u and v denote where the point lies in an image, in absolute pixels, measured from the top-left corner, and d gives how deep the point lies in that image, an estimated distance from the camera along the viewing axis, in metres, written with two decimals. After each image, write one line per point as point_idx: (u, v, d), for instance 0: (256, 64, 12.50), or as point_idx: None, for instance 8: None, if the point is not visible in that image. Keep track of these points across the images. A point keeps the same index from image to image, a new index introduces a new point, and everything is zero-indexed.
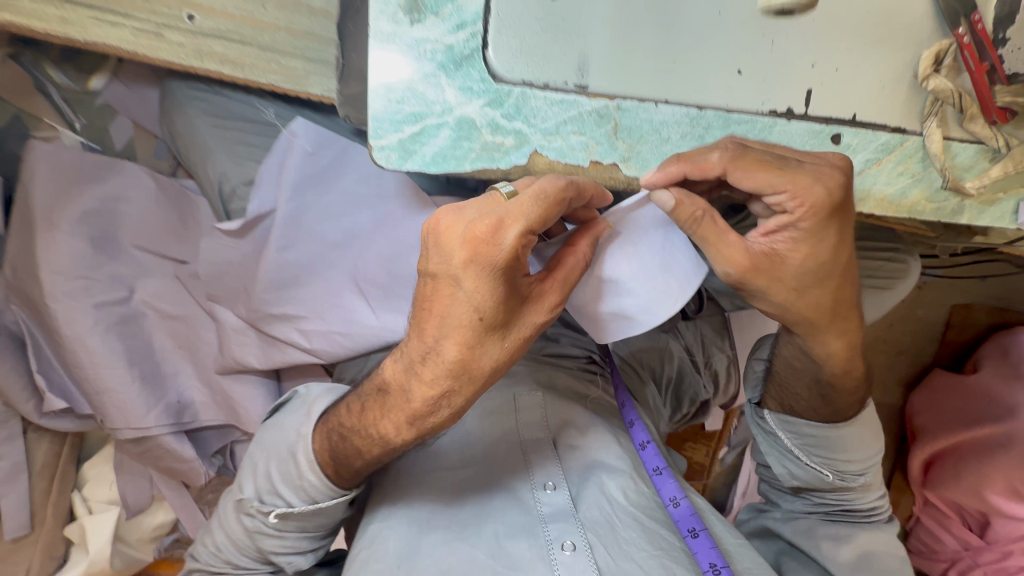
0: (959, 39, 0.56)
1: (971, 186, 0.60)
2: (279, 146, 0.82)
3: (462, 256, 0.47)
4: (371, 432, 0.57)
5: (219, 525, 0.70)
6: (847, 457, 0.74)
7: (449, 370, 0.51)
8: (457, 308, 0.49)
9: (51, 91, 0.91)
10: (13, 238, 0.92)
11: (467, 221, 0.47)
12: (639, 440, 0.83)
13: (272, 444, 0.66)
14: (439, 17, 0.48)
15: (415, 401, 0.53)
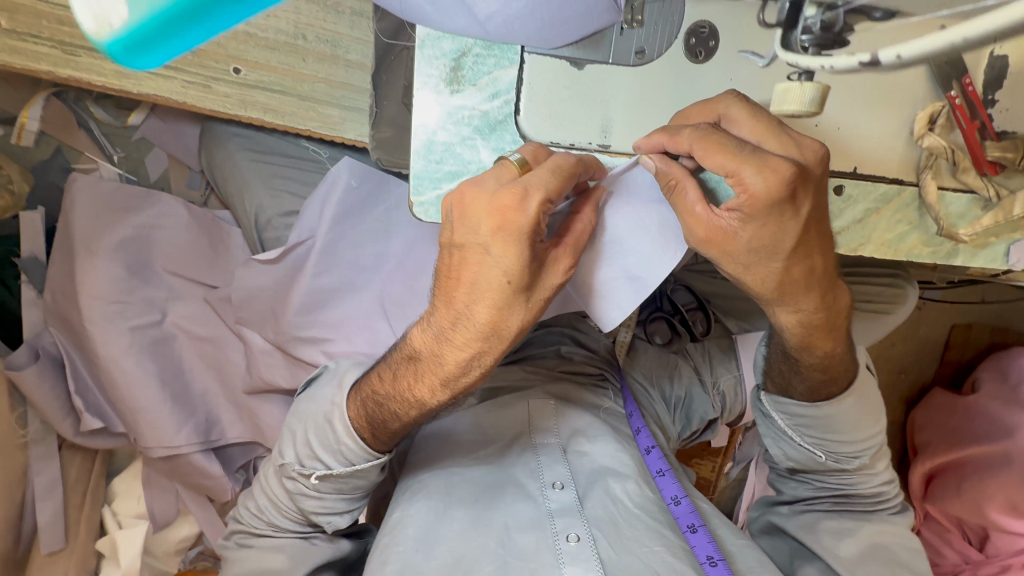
0: (953, 101, 0.60)
1: (964, 233, 0.64)
2: (324, 184, 0.87)
3: (490, 225, 0.49)
4: (404, 394, 0.59)
5: (264, 488, 0.74)
6: (842, 440, 0.73)
7: (480, 333, 0.52)
8: (488, 275, 0.50)
9: (91, 126, 0.96)
10: (54, 264, 0.96)
11: (491, 192, 0.49)
12: (644, 444, 0.87)
13: (307, 414, 0.70)
14: (477, 87, 0.54)
15: (448, 363, 0.55)
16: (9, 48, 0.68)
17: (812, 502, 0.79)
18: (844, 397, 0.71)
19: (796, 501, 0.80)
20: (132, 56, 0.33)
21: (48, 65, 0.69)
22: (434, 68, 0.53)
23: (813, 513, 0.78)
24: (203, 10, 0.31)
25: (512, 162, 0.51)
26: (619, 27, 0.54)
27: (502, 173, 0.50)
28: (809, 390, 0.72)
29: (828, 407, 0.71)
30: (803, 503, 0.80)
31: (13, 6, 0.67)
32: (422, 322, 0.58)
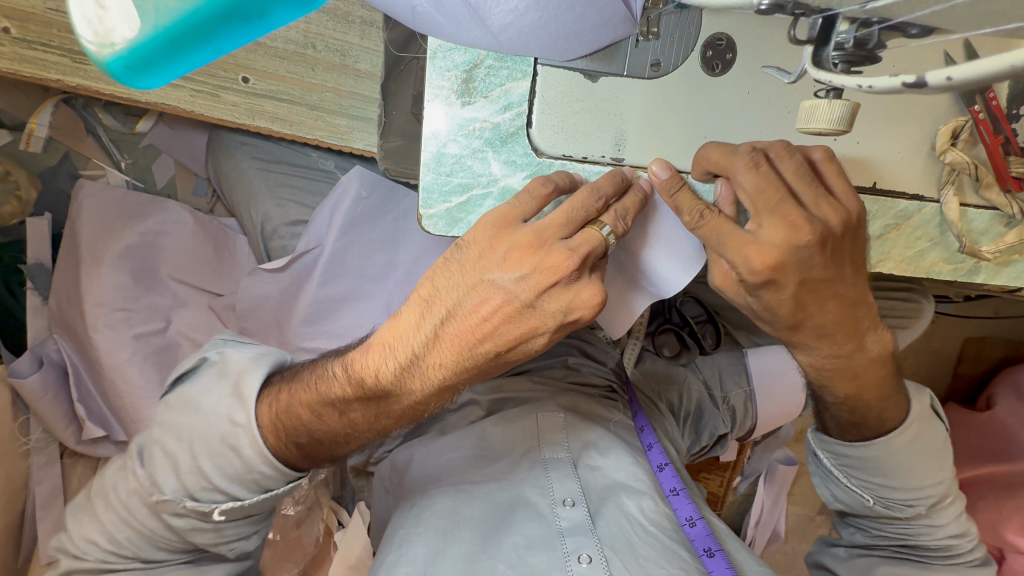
0: (975, 115, 0.58)
1: (987, 250, 0.62)
2: (333, 194, 0.86)
3: (564, 307, 0.51)
4: (356, 430, 0.61)
5: (120, 521, 0.64)
6: (892, 484, 0.71)
7: (471, 377, 0.56)
8: (530, 346, 0.54)
9: (99, 132, 0.96)
10: (61, 272, 0.96)
11: (583, 277, 0.51)
12: (656, 461, 0.85)
13: (195, 432, 0.62)
14: (488, 99, 0.53)
15: (412, 398, 0.57)
16: (19, 57, 0.66)
17: (872, 548, 0.77)
18: (892, 439, 0.69)
19: (856, 545, 0.78)
20: (143, 71, 0.37)
21: (57, 73, 0.66)
22: (445, 80, 0.52)
23: (871, 557, 0.75)
24: (209, 31, 0.36)
25: (604, 237, 0.51)
26: (634, 38, 0.53)
27: (589, 240, 0.50)
28: (856, 426, 0.70)
29: (875, 450, 0.69)
30: (862, 548, 0.78)
31: (24, 14, 0.65)
32: (393, 348, 0.55)
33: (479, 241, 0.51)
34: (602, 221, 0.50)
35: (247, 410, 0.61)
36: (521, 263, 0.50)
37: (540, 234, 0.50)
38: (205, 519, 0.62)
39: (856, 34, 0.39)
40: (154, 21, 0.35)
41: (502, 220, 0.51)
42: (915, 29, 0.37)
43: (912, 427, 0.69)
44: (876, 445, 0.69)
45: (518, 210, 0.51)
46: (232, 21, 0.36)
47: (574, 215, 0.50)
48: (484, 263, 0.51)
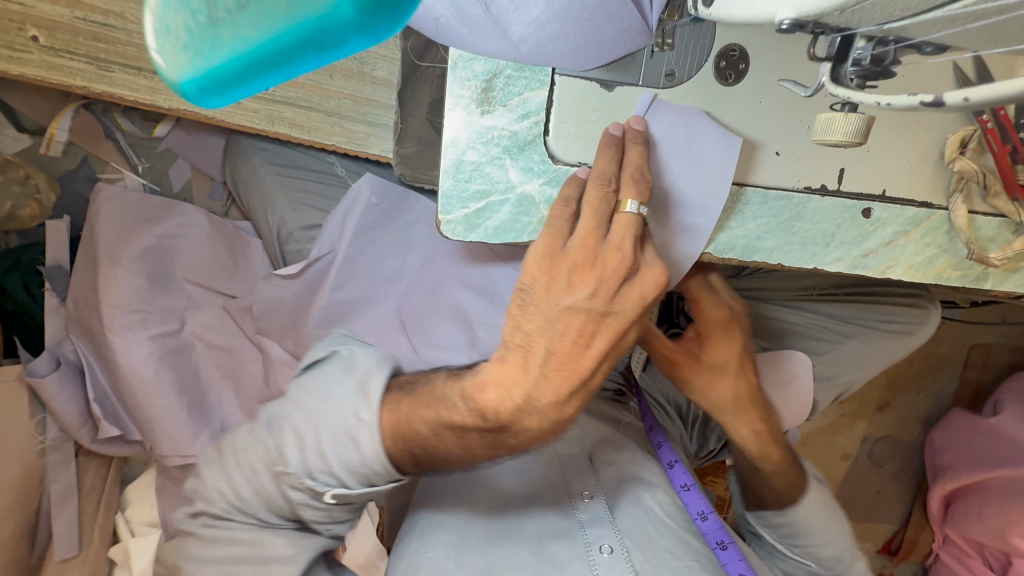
0: (983, 124, 0.59)
1: (995, 257, 0.63)
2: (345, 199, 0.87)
3: (638, 303, 0.53)
4: (470, 455, 0.59)
5: (241, 482, 0.63)
6: (818, 542, 0.83)
7: (581, 397, 0.57)
8: (623, 345, 0.56)
9: (117, 137, 0.98)
10: (79, 273, 0.98)
11: (643, 266, 0.53)
12: (666, 459, 0.84)
13: (317, 417, 0.60)
14: (507, 108, 0.54)
15: (529, 434, 0.57)
16: (46, 65, 0.67)
17: None
18: (805, 504, 0.81)
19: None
20: (217, 97, 0.33)
21: (83, 79, 0.68)
22: (465, 89, 0.54)
23: None
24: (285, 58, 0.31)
25: (636, 214, 0.51)
26: (650, 49, 0.54)
27: (626, 226, 0.52)
28: (779, 494, 0.82)
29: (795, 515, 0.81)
30: None
31: (53, 24, 0.66)
32: (508, 388, 0.55)
33: (538, 276, 0.53)
34: (625, 198, 0.51)
35: (372, 408, 0.59)
36: (580, 270, 0.52)
37: (586, 249, 0.52)
38: (317, 497, 0.61)
39: (873, 52, 0.38)
40: (231, 45, 0.31)
41: (547, 255, 0.52)
42: (929, 47, 0.37)
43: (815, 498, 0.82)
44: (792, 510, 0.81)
45: (556, 237, 0.52)
46: (309, 51, 0.31)
47: (600, 213, 0.51)
48: (556, 293, 0.52)
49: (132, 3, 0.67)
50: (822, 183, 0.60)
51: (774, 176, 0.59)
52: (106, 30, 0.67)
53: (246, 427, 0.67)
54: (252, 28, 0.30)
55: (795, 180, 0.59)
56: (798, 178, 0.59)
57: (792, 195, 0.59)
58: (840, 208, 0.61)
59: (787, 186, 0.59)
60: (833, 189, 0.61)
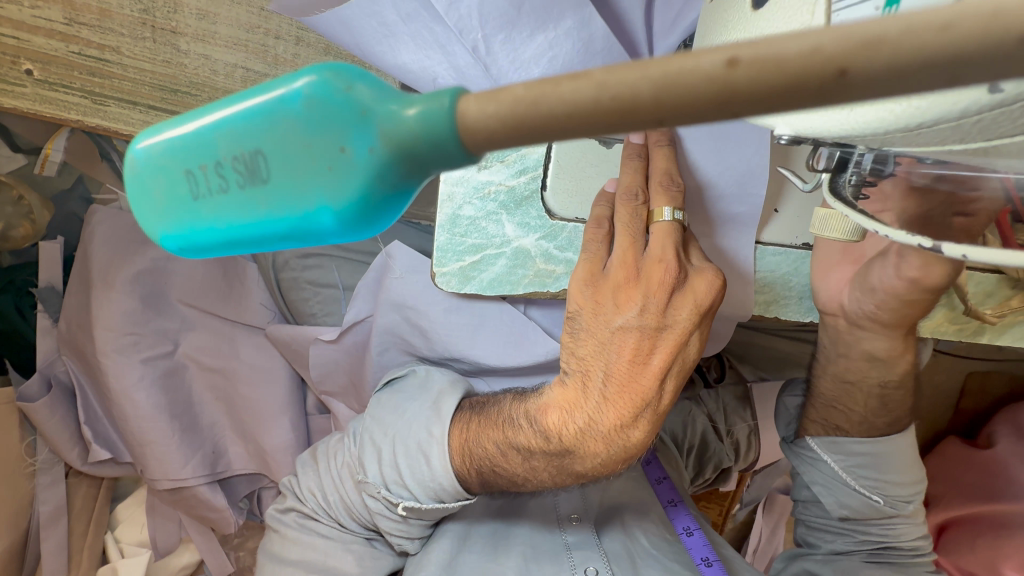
0: None
1: (991, 313, 0.63)
2: None
3: (690, 314, 0.52)
4: (537, 477, 0.61)
5: (333, 488, 0.75)
6: (895, 482, 0.75)
7: (654, 418, 0.55)
8: (685, 359, 0.55)
9: (113, 157, 0.96)
10: (72, 295, 0.97)
11: (688, 274, 0.51)
12: (654, 475, 0.86)
13: (394, 430, 0.68)
14: (504, 163, 0.53)
15: (598, 459, 0.57)
16: (40, 98, 0.67)
17: (850, 553, 0.78)
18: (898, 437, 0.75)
19: (833, 552, 0.79)
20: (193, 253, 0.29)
21: (76, 113, 0.68)
22: None
23: (854, 560, 0.76)
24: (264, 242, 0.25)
25: (674, 221, 0.50)
26: None
27: (664, 237, 0.50)
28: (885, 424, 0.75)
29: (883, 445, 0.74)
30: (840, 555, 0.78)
31: (47, 57, 0.65)
32: (570, 411, 0.56)
33: (584, 305, 0.52)
34: (659, 208, 0.50)
35: (444, 425, 0.65)
36: (622, 290, 0.51)
37: (627, 269, 0.51)
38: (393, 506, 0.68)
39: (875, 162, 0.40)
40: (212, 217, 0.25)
41: (589, 281, 0.52)
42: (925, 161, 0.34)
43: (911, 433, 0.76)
44: (886, 439, 0.75)
45: (595, 262, 0.52)
46: (287, 243, 0.25)
47: (635, 229, 0.50)
48: (603, 317, 0.52)
49: (127, 38, 0.66)
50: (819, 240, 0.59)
51: (772, 233, 0.59)
52: (101, 65, 0.66)
53: (338, 438, 0.80)
54: (231, 214, 0.24)
55: (793, 236, 0.59)
56: (797, 235, 0.59)
57: (789, 250, 0.60)
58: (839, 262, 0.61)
59: (784, 241, 0.60)
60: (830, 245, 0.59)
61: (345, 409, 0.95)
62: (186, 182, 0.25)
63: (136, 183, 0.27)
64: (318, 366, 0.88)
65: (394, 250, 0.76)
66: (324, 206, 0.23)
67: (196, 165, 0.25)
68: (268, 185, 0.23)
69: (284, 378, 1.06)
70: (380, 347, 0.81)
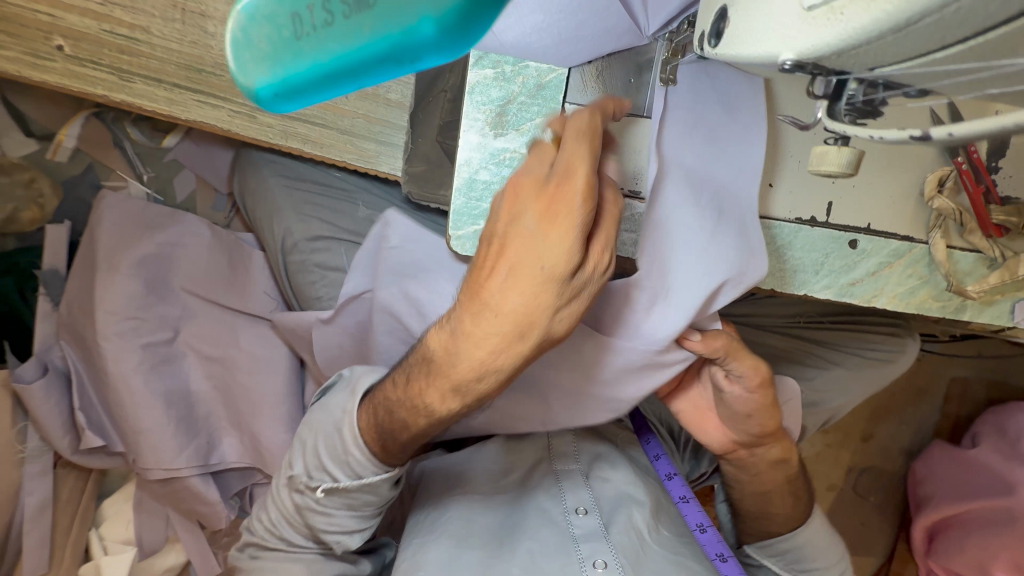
0: (959, 166, 0.64)
1: (972, 289, 0.67)
2: (366, 204, 0.91)
3: (535, 210, 0.50)
4: (424, 394, 0.62)
5: (274, 502, 0.80)
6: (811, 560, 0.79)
7: (507, 323, 0.52)
8: (527, 262, 0.51)
9: (125, 145, 0.99)
10: (74, 278, 0.97)
11: (536, 177, 0.51)
12: (664, 472, 0.87)
13: (318, 424, 0.76)
14: (518, 132, 0.57)
15: (468, 368, 0.56)
16: (68, 72, 0.70)
17: None
18: (809, 526, 0.79)
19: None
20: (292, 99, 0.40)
21: (103, 88, 0.71)
22: (480, 113, 0.57)
23: None
24: (363, 68, 0.37)
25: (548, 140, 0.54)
26: (657, 83, 0.56)
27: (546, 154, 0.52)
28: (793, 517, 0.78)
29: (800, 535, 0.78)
30: None
31: (77, 34, 0.69)
32: (443, 320, 0.59)
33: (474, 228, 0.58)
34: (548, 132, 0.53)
35: (354, 401, 0.72)
36: (495, 205, 0.53)
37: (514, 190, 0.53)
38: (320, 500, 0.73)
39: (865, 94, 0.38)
40: (326, 46, 0.36)
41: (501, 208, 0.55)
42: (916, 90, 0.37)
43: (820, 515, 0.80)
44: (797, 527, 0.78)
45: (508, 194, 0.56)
46: (389, 64, 0.36)
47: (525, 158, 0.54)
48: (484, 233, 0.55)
49: (158, 19, 0.70)
50: (811, 215, 0.64)
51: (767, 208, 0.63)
52: (131, 43, 0.70)
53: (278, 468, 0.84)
54: (334, 44, 0.36)
55: (787, 211, 0.63)
56: (791, 209, 0.63)
57: (784, 224, 0.63)
58: (830, 238, 0.65)
59: (780, 216, 0.63)
60: (822, 221, 0.64)
61: None
62: (292, 24, 0.37)
63: (245, 36, 0.38)
64: (321, 347, 0.90)
65: (390, 219, 0.78)
66: (426, 16, 0.33)
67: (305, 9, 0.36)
68: (374, 8, 0.34)
69: (284, 368, 1.07)
70: (380, 325, 0.82)
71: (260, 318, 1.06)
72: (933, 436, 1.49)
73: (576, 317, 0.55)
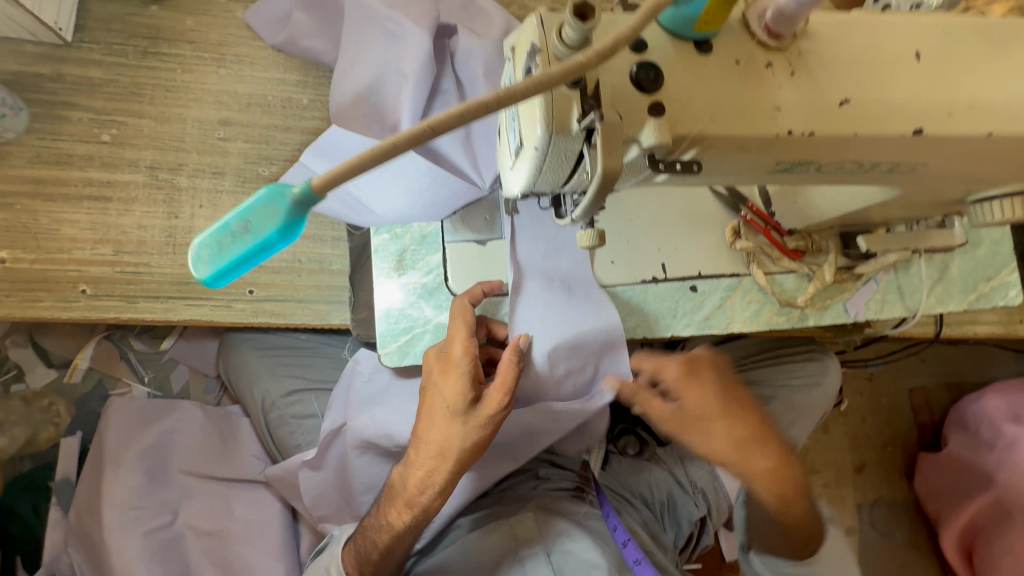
0: (744, 218, 0.84)
1: (801, 300, 0.86)
2: (329, 354, 1.09)
3: (436, 367, 0.71)
4: (389, 518, 0.75)
5: None
6: None
7: (431, 450, 0.71)
8: (434, 404, 0.71)
9: (129, 355, 1.18)
10: (84, 482, 1.09)
11: (440, 346, 0.73)
12: (619, 539, 0.90)
13: (313, 572, 0.82)
14: (416, 268, 0.78)
15: (411, 489, 0.72)
16: (88, 307, 0.93)
17: None
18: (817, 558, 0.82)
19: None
20: (221, 284, 0.41)
21: (114, 312, 0.93)
22: (385, 262, 0.79)
23: None
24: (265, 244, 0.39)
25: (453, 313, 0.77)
26: (506, 216, 0.80)
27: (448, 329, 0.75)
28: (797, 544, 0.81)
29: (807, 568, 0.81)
30: None
31: (97, 279, 0.94)
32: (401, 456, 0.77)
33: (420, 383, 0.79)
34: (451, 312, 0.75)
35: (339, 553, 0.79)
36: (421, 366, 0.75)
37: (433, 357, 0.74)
38: None
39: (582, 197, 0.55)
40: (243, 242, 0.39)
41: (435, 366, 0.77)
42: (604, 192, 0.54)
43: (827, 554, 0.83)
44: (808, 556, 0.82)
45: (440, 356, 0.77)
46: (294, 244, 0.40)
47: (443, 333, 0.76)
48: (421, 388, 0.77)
49: (156, 255, 0.96)
50: (653, 275, 0.83)
51: (615, 278, 0.82)
52: (137, 276, 0.95)
53: None
54: (250, 238, 0.39)
55: (632, 276, 0.82)
56: (636, 273, 0.83)
57: (633, 286, 0.82)
58: (674, 289, 0.84)
59: (628, 281, 0.82)
60: (663, 277, 0.84)
61: None
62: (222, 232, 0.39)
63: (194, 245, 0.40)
64: (309, 491, 0.98)
65: (362, 357, 0.94)
66: None
67: (221, 236, 0.39)
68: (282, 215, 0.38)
69: (279, 526, 1.14)
70: (354, 456, 0.92)
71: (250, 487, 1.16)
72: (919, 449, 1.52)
73: (487, 439, 0.70)
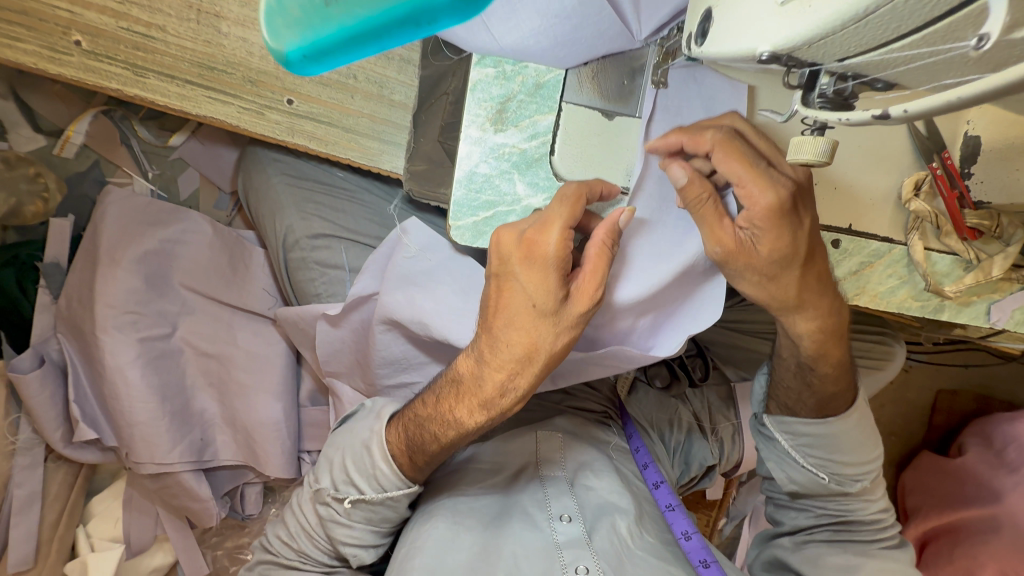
0: (934, 171, 0.67)
1: (949, 290, 0.70)
2: (366, 202, 0.93)
3: (518, 257, 0.56)
4: (454, 415, 0.64)
5: (293, 512, 0.79)
6: (842, 461, 0.78)
7: (515, 354, 0.59)
8: (514, 300, 0.57)
9: (132, 143, 1.01)
10: (76, 271, 0.98)
11: (521, 230, 0.57)
12: (652, 480, 0.89)
13: (346, 444, 0.74)
14: (518, 128, 0.61)
15: (491, 391, 0.61)
16: (84, 67, 0.73)
17: (812, 531, 0.82)
18: (845, 416, 0.77)
19: (797, 531, 0.82)
20: (305, 62, 0.44)
21: (117, 83, 0.74)
22: (481, 109, 0.61)
23: (815, 544, 0.80)
24: (382, 31, 0.41)
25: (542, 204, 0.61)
26: (649, 86, 0.61)
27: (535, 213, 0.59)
28: (817, 403, 0.78)
29: (830, 425, 0.77)
30: (804, 533, 0.82)
31: (96, 30, 0.72)
32: (465, 352, 0.64)
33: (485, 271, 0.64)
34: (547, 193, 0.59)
35: (383, 437, 0.70)
36: (491, 254, 0.59)
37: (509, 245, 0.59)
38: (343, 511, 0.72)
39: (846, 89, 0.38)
40: (342, 18, 0.41)
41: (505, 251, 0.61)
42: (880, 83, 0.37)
43: (857, 409, 0.78)
44: (831, 420, 0.77)
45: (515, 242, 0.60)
46: (407, 26, 0.40)
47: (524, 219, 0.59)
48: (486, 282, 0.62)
49: (174, 19, 0.74)
50: None
51: None
52: (147, 41, 0.74)
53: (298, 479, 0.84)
54: (359, 9, 0.40)
55: None
56: None
57: None
58: None
59: None
60: None
61: (350, 391, 0.95)
62: None
63: (278, 4, 0.42)
64: (323, 346, 0.89)
65: (410, 227, 0.79)
66: None
67: None
68: None
69: (281, 365, 1.07)
70: (381, 326, 0.81)
71: (256, 320, 1.07)
72: (922, 447, 1.50)
73: (575, 340, 0.60)
